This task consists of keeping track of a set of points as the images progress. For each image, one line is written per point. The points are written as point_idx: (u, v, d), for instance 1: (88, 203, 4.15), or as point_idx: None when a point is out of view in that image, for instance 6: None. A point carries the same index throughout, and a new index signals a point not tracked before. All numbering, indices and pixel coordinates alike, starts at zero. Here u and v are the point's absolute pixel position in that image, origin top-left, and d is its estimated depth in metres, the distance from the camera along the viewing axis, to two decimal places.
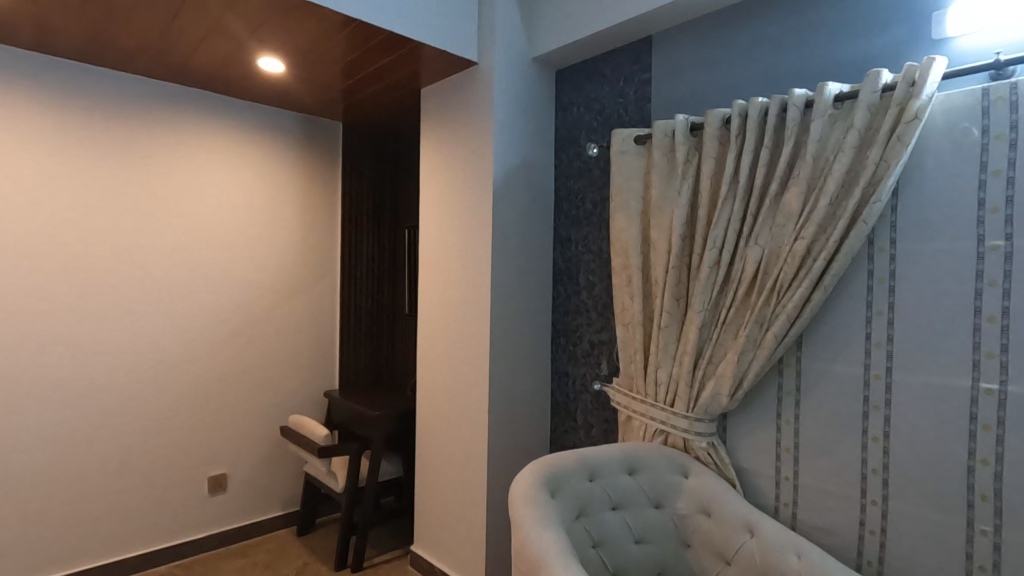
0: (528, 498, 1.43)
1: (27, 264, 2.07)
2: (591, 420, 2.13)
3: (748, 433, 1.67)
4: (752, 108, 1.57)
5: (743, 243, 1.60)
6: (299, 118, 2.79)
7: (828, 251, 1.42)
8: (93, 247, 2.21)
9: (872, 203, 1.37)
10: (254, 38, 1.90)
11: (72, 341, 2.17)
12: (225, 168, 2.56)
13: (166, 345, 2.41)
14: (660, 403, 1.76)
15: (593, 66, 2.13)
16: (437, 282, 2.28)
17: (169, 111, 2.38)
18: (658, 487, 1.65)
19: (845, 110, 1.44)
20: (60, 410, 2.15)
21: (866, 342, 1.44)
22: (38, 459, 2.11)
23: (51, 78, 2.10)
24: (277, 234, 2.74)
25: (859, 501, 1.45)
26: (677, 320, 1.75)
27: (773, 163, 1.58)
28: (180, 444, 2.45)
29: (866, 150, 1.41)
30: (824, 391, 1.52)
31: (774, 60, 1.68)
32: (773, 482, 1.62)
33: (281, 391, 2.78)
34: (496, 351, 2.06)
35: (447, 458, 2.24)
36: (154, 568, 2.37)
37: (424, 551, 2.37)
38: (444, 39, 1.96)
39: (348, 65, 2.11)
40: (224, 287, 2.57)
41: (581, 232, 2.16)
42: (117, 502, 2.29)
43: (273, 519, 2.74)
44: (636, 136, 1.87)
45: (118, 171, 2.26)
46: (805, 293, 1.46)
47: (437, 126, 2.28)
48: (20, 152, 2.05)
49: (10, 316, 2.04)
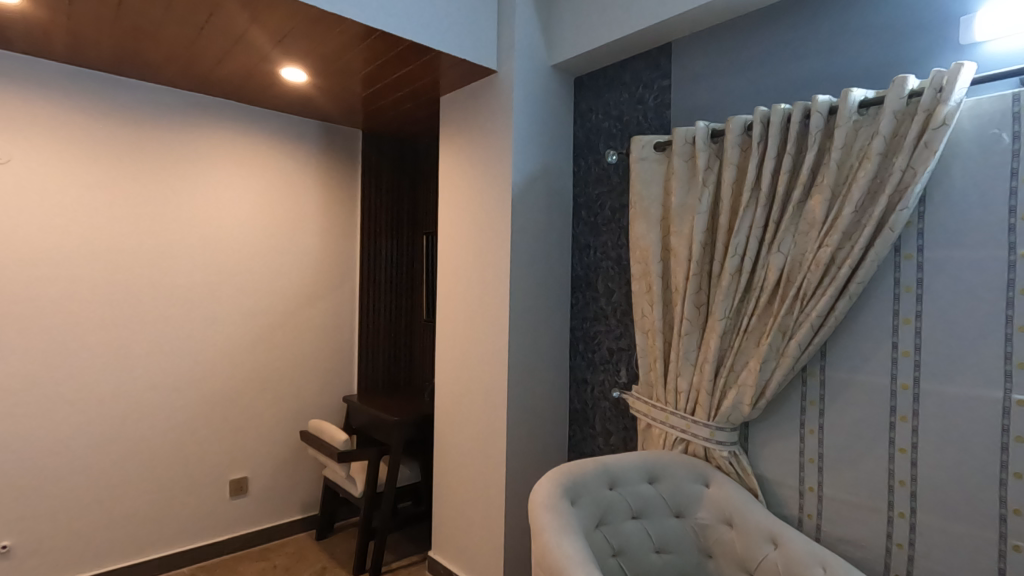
0: (548, 505, 1.43)
1: (58, 270, 2.14)
2: (610, 427, 2.12)
3: (770, 443, 1.65)
4: (774, 115, 1.56)
5: (765, 250, 1.59)
6: (319, 126, 2.83)
7: (854, 259, 1.40)
8: (120, 254, 2.27)
9: (899, 211, 1.34)
10: (278, 50, 1.94)
11: (100, 346, 2.23)
12: (248, 177, 2.60)
13: (188, 351, 2.45)
14: (680, 411, 1.74)
15: (611, 73, 2.13)
16: (456, 289, 2.29)
17: (194, 120, 2.44)
18: (678, 497, 1.63)
19: (870, 116, 1.43)
20: (86, 414, 2.20)
21: (893, 351, 1.42)
22: (67, 460, 2.16)
23: (81, 89, 2.17)
24: (299, 240, 2.78)
25: (886, 514, 1.42)
26: (698, 327, 1.74)
27: (796, 170, 1.57)
28: (201, 448, 2.49)
29: (892, 157, 1.39)
30: (849, 400, 1.49)
31: (797, 66, 1.67)
32: (797, 493, 1.59)
33: (302, 396, 2.82)
34: (515, 357, 2.06)
35: (466, 465, 2.25)
36: (177, 569, 2.42)
37: (442, 556, 2.38)
38: (463, 48, 1.98)
39: (368, 75, 2.14)
40: (246, 293, 2.61)
41: (600, 239, 2.16)
42: (141, 504, 2.34)
43: (292, 522, 2.77)
44: (656, 143, 1.87)
45: (144, 179, 2.32)
46: (829, 301, 1.44)
47: (457, 133, 2.29)
48: (53, 162, 2.12)
49: (41, 321, 2.11)
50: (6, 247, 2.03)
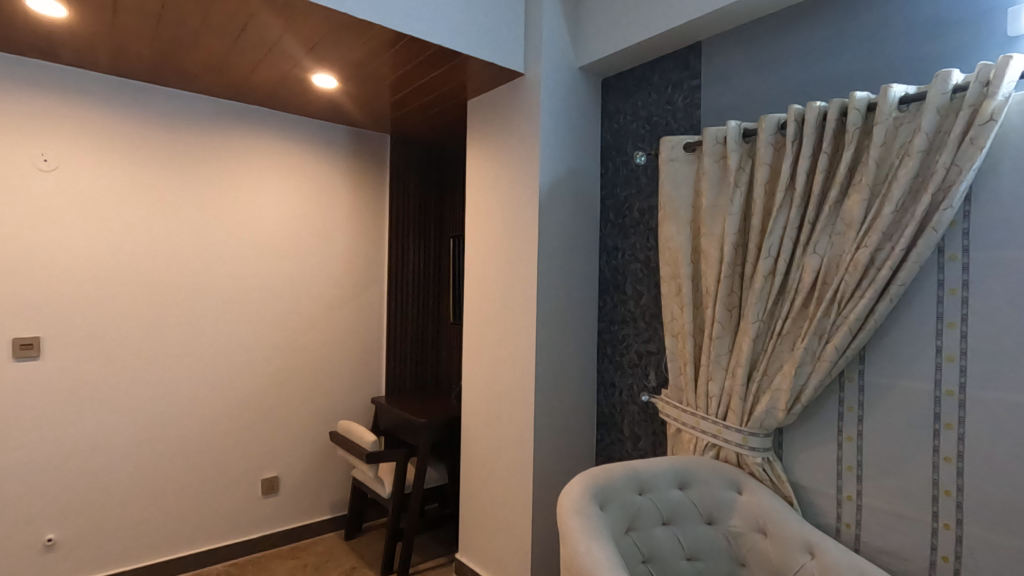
0: (577, 508, 1.42)
1: (100, 274, 2.21)
2: (639, 432, 2.09)
3: (806, 450, 1.61)
4: (809, 113, 1.52)
5: (800, 252, 1.55)
6: (349, 131, 2.87)
7: (894, 260, 1.36)
8: (158, 258, 2.34)
9: (942, 210, 1.30)
10: (310, 57, 1.98)
11: (139, 348, 2.31)
12: (280, 182, 2.66)
13: (223, 352, 2.51)
14: (711, 416, 1.71)
15: (639, 73, 2.11)
16: (484, 291, 2.30)
17: (228, 126, 2.50)
18: (710, 504, 1.60)
19: (912, 112, 1.38)
20: (126, 413, 2.28)
21: (936, 356, 1.37)
22: (107, 458, 2.24)
23: (123, 98, 2.25)
24: (328, 244, 2.83)
25: (931, 525, 1.37)
26: (730, 330, 1.71)
27: (833, 169, 1.53)
28: (234, 447, 2.55)
29: (935, 154, 1.34)
30: (890, 406, 1.44)
31: (833, 62, 1.63)
32: (834, 502, 1.54)
33: (331, 397, 2.86)
34: (542, 359, 2.05)
35: (494, 469, 2.24)
36: (211, 567, 2.47)
37: (469, 559, 2.38)
38: (491, 51, 1.99)
39: (397, 80, 2.17)
40: (277, 295, 2.66)
41: (628, 241, 2.14)
42: (176, 501, 2.40)
43: (322, 522, 2.81)
44: (685, 143, 1.84)
45: (181, 185, 2.39)
46: (868, 304, 1.40)
47: (484, 137, 2.30)
48: (95, 169, 2.20)
49: (84, 323, 2.18)
50: (52, 251, 2.12)
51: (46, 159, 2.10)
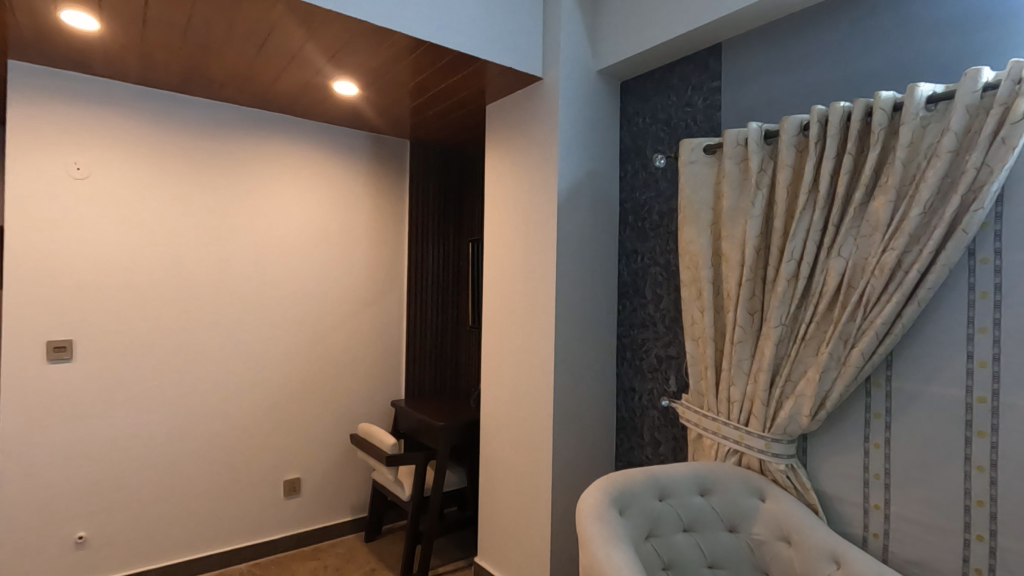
0: (596, 514, 1.41)
1: (129, 278, 2.27)
2: (659, 437, 2.07)
3: (832, 457, 1.57)
4: (833, 113, 1.49)
5: (824, 255, 1.52)
6: (370, 137, 2.91)
7: (922, 263, 1.32)
8: (185, 263, 2.40)
9: (973, 212, 1.26)
10: (332, 65, 2.01)
11: (166, 351, 2.36)
12: (302, 188, 2.70)
13: (246, 355, 2.56)
14: (733, 422, 1.68)
15: (658, 76, 2.10)
16: (503, 295, 2.30)
17: (253, 133, 2.55)
18: (731, 511, 1.58)
19: (939, 112, 1.35)
20: (154, 414, 2.33)
21: (968, 361, 1.33)
22: (135, 458, 2.29)
23: (151, 107, 2.31)
24: (349, 249, 2.86)
25: (962, 536, 1.33)
26: (752, 335, 1.68)
27: (858, 170, 1.50)
28: (257, 448, 2.59)
29: (964, 154, 1.31)
30: (919, 413, 1.40)
31: (856, 61, 1.60)
32: (861, 511, 1.51)
33: (352, 400, 2.88)
34: (561, 363, 2.05)
35: (512, 473, 2.24)
36: (235, 567, 2.51)
37: (488, 563, 2.38)
38: (509, 56, 2.00)
39: (417, 86, 2.19)
40: (299, 299, 2.70)
41: (648, 244, 2.12)
42: (201, 501, 2.45)
43: (343, 524, 2.84)
44: (706, 145, 1.82)
45: (207, 192, 2.45)
46: (895, 308, 1.37)
47: (503, 142, 2.31)
48: (124, 177, 2.26)
49: (114, 326, 2.24)
50: (83, 257, 2.18)
51: (79, 167, 2.17)
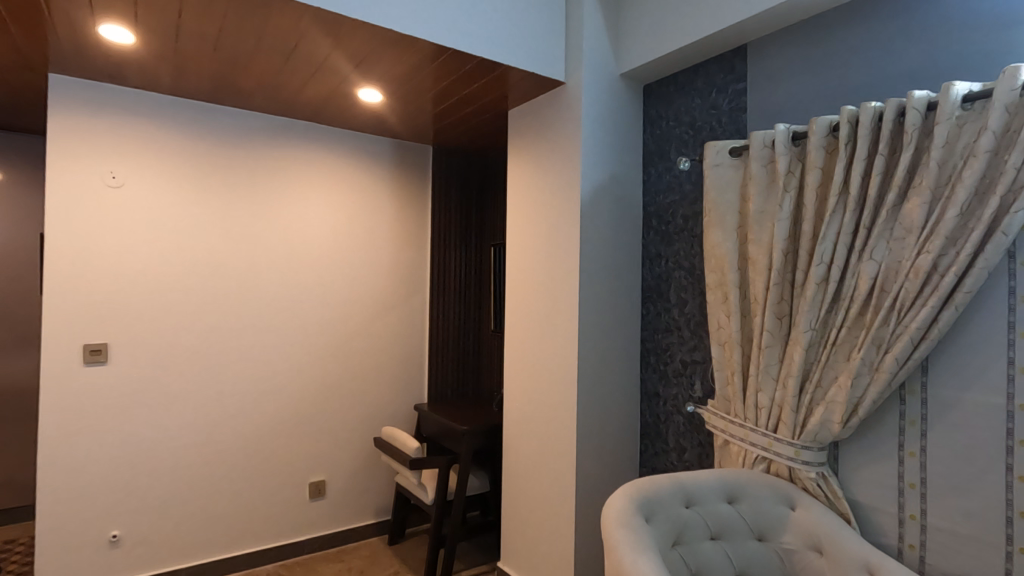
0: (621, 520, 1.39)
1: (162, 283, 2.34)
2: (684, 443, 2.04)
3: (864, 465, 1.53)
4: (864, 114, 1.46)
5: (855, 258, 1.49)
6: (393, 144, 2.94)
7: (960, 266, 1.29)
8: (214, 268, 2.45)
9: (1013, 213, 1.23)
10: (357, 73, 2.04)
11: (196, 355, 2.41)
12: (327, 194, 2.74)
13: (273, 358, 2.60)
14: (761, 428, 1.65)
15: (682, 78, 2.08)
16: (526, 299, 2.30)
17: (279, 141, 2.60)
18: (760, 520, 1.55)
19: (976, 111, 1.31)
20: (185, 416, 2.39)
21: (1008, 367, 1.29)
22: (166, 458, 2.35)
23: (182, 117, 2.38)
24: (373, 254, 2.89)
25: (1004, 549, 1.29)
26: (781, 339, 1.65)
27: (890, 171, 1.46)
28: (284, 451, 2.63)
29: (1003, 154, 1.27)
30: (957, 421, 1.36)
31: (887, 60, 1.56)
32: (896, 521, 1.47)
33: (375, 404, 2.91)
34: (584, 367, 2.04)
35: (535, 477, 2.24)
36: (262, 567, 2.55)
37: (511, 568, 2.37)
38: (532, 62, 2.00)
39: (440, 92, 2.21)
40: (323, 304, 2.74)
41: (672, 248, 2.10)
42: (230, 502, 2.49)
43: (367, 526, 2.86)
44: (731, 148, 1.80)
45: (235, 199, 2.50)
46: (931, 312, 1.33)
47: (525, 147, 2.32)
48: (156, 185, 2.33)
49: (146, 330, 2.31)
50: (118, 263, 2.25)
51: (114, 177, 2.24)
